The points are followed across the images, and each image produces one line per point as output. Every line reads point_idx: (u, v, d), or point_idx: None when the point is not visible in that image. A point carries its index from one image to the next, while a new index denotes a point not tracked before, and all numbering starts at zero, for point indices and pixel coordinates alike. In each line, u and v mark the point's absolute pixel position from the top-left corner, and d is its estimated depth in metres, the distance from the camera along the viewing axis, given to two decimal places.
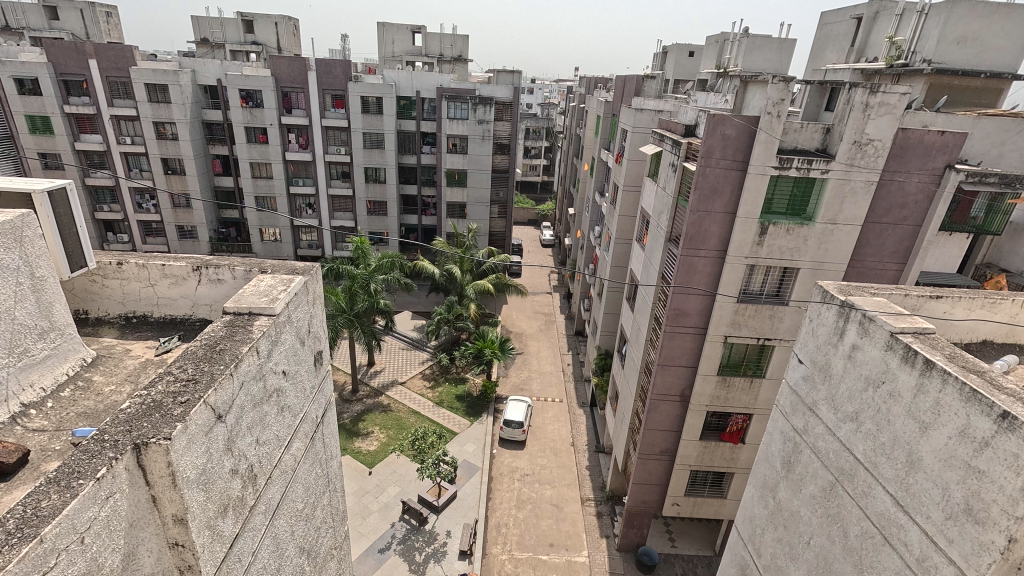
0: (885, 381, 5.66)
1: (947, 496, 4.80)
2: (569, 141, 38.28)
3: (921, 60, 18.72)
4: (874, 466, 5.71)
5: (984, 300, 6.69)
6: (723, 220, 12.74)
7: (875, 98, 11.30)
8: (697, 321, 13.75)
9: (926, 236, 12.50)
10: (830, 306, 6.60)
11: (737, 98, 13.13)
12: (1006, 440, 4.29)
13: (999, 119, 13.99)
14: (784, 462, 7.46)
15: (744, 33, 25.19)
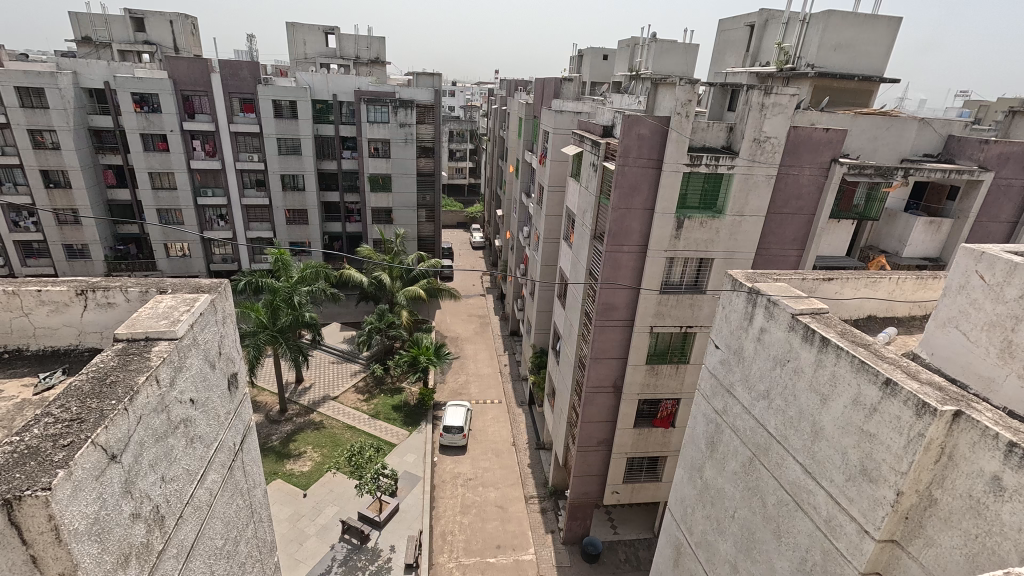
0: (789, 359, 6.13)
1: (846, 460, 5.28)
2: (493, 143, 38.51)
3: (805, 64, 20.60)
4: (785, 439, 6.18)
5: (867, 280, 7.45)
6: (643, 216, 13.31)
7: (770, 99, 12.29)
8: (625, 314, 14.27)
9: (819, 224, 13.78)
10: (740, 292, 7.07)
11: (649, 99, 13.74)
12: (890, 405, 4.79)
13: (872, 118, 15.73)
14: (708, 442, 7.90)
15: (652, 38, 26.51)
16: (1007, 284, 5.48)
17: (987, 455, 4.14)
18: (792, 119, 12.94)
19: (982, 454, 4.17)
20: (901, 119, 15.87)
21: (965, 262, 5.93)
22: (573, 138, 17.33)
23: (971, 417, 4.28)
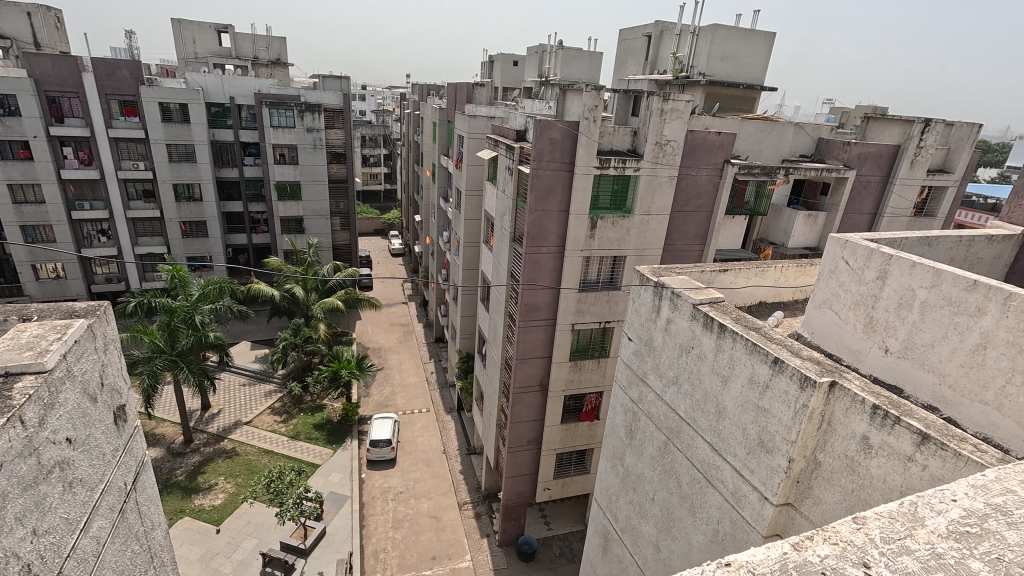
0: (693, 346, 6.59)
1: (746, 435, 5.76)
2: (407, 148, 37.89)
3: (697, 73, 22.28)
4: (695, 422, 6.63)
5: (757, 269, 8.20)
6: (559, 218, 13.70)
7: (667, 105, 13.20)
8: (546, 314, 14.60)
9: (717, 220, 14.97)
10: (648, 287, 7.49)
11: (558, 104, 14.20)
12: (778, 380, 5.30)
13: (756, 123, 17.37)
14: (627, 431, 8.29)
15: (559, 46, 27.39)
16: (867, 267, 6.29)
17: (857, 418, 4.71)
18: (689, 124, 13.97)
19: (854, 417, 4.73)
20: (779, 124, 17.68)
21: (833, 250, 6.73)
22: (487, 142, 17.47)
23: (843, 385, 4.84)
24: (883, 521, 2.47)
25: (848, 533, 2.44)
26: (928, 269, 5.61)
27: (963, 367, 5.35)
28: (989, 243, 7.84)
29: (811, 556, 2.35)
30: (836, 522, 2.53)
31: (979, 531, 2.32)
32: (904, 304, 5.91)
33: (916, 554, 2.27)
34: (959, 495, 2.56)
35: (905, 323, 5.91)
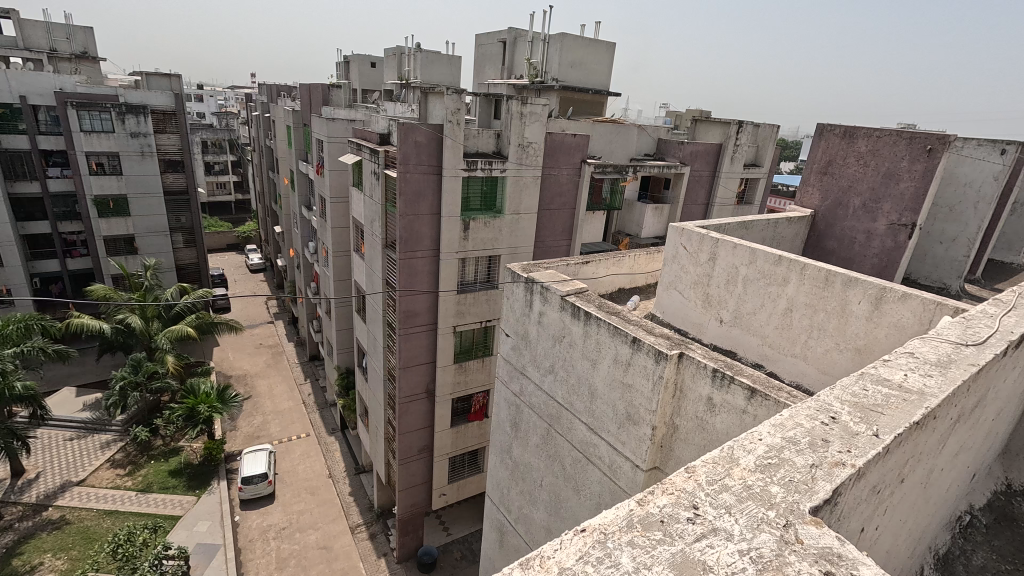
0: (565, 335, 6.99)
1: (616, 410, 6.27)
2: (258, 153, 34.76)
3: (551, 78, 23.78)
4: (572, 406, 7.04)
5: (615, 259, 8.95)
6: (430, 221, 13.58)
7: (526, 108, 13.80)
8: (426, 319, 14.39)
9: (579, 216, 16.09)
10: (519, 283, 7.73)
11: (421, 107, 14.08)
12: (638, 357, 5.85)
13: (606, 126, 18.95)
14: (512, 424, 8.51)
15: (417, 48, 27.09)
16: (701, 251, 7.22)
17: (703, 382, 5.37)
18: (546, 126, 14.74)
19: (700, 381, 5.40)
20: (625, 126, 19.46)
21: (674, 238, 7.60)
22: (349, 146, 16.68)
23: (689, 355, 5.50)
24: (709, 465, 2.11)
25: (682, 481, 2.05)
26: (746, 249, 6.62)
27: (777, 327, 6.43)
28: (790, 223, 9.49)
29: (652, 508, 1.94)
30: (669, 471, 2.13)
31: (779, 461, 2.10)
32: (732, 280, 6.87)
33: (734, 491, 1.99)
34: (760, 433, 2.28)
35: (733, 296, 6.89)
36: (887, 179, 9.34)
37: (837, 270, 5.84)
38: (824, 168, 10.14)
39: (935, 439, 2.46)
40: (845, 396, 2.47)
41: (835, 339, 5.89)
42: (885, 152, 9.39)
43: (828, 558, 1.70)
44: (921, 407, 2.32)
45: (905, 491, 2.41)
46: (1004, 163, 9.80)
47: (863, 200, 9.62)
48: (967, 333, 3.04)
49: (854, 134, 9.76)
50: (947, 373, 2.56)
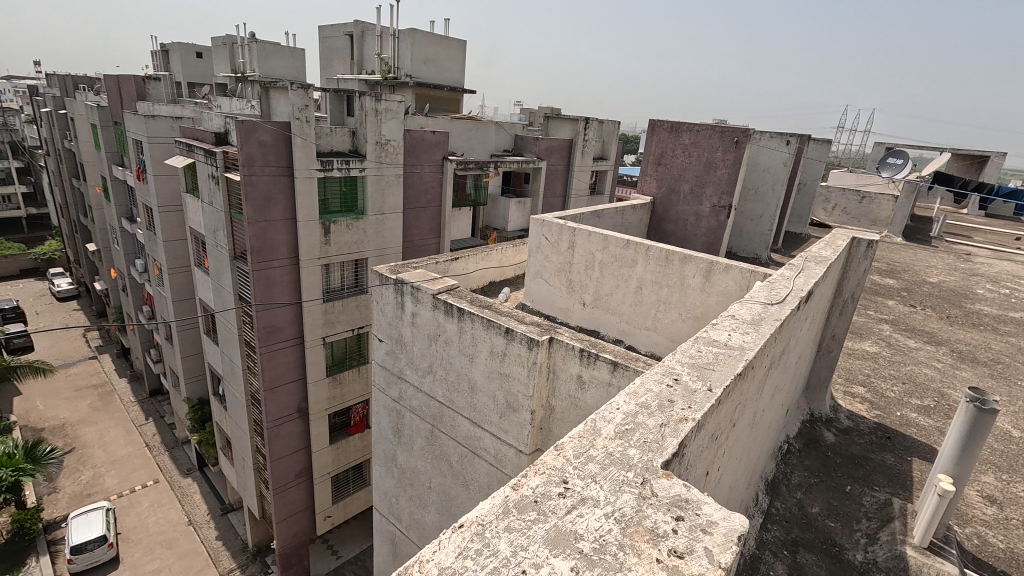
0: (440, 334, 6.92)
1: (496, 400, 6.41)
2: (55, 157, 28.85)
3: (403, 75, 23.40)
4: (453, 403, 7.04)
5: (482, 253, 9.10)
6: (286, 226, 12.51)
7: (381, 105, 13.36)
8: (291, 333, 13.28)
9: (446, 212, 16.12)
10: (388, 285, 7.44)
11: (262, 104, 12.84)
12: (512, 347, 6.02)
13: (464, 122, 19.13)
14: (394, 430, 8.25)
15: (252, 38, 24.58)
16: (560, 240, 7.66)
17: (573, 361, 5.72)
18: (404, 123, 14.45)
19: (570, 361, 5.75)
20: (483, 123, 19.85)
21: (536, 229, 7.96)
22: (177, 147, 14.63)
23: (559, 339, 5.81)
24: (575, 439, 1.81)
25: (551, 458, 1.73)
26: (600, 236, 7.19)
27: (632, 305, 7.10)
28: (634, 210, 10.50)
29: (527, 489, 1.59)
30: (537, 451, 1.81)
31: (643, 423, 1.88)
32: (590, 265, 7.41)
33: (605, 461, 1.72)
34: (616, 403, 2.06)
35: (593, 279, 7.44)
36: (708, 167, 10.80)
37: (675, 250, 6.63)
38: (658, 159, 11.40)
39: (754, 385, 2.78)
40: (686, 359, 2.47)
41: (678, 310, 6.69)
42: (704, 144, 10.84)
43: (678, 506, 1.51)
44: (743, 359, 2.46)
45: (736, 436, 2.70)
46: (790, 151, 11.92)
47: (690, 186, 11.00)
48: (772, 294, 3.63)
49: (679, 128, 11.13)
50: (759, 328, 2.93)
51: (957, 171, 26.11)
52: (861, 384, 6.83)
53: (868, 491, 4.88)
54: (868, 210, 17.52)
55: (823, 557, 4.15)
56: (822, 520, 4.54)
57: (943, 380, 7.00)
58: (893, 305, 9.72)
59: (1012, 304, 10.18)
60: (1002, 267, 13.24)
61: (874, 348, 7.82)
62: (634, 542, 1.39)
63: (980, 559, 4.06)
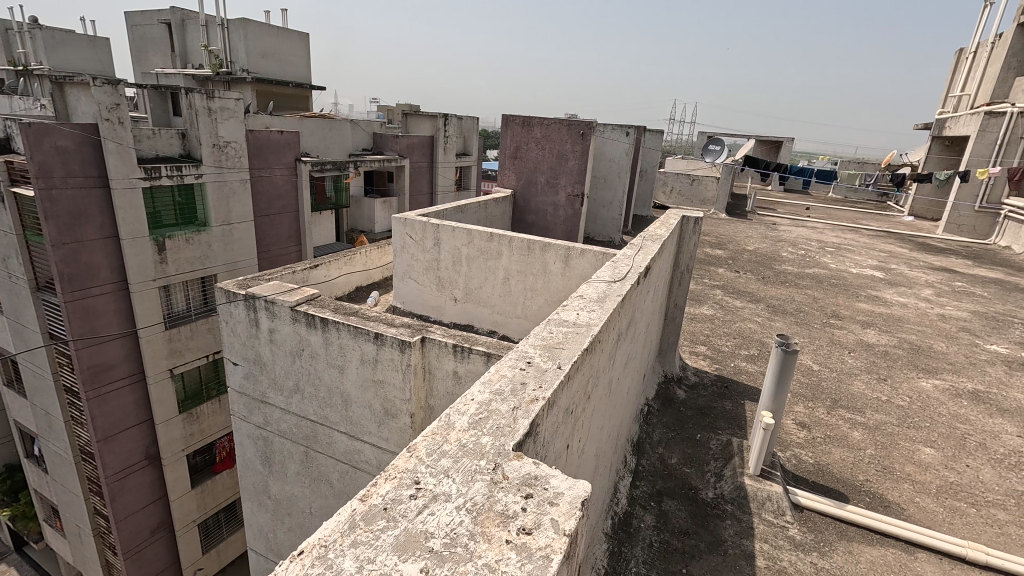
0: (304, 349, 6.36)
1: (372, 409, 6.14)
2: None
3: (239, 69, 21.54)
4: (327, 419, 6.59)
5: (345, 258, 8.60)
6: (105, 246, 10.63)
7: (214, 103, 12.17)
8: (127, 369, 11.38)
9: (304, 217, 15.48)
10: (237, 302, 6.63)
11: (58, 103, 10.80)
12: (384, 352, 5.78)
13: (316, 121, 18.16)
14: (262, 459, 7.47)
15: (35, 24, 20.48)
16: (425, 238, 7.55)
17: (447, 358, 5.69)
18: (247, 123, 13.45)
19: (445, 358, 5.70)
20: (337, 121, 19.08)
21: (398, 229, 7.75)
22: None
23: (431, 338, 5.70)
24: (428, 438, 1.77)
25: (403, 460, 1.66)
26: (464, 231, 7.21)
27: (501, 296, 7.28)
28: (497, 203, 10.72)
29: (375, 498, 1.50)
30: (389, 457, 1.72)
31: (503, 409, 1.91)
32: (457, 261, 7.42)
33: (465, 454, 1.70)
34: (472, 393, 2.07)
35: (461, 275, 7.47)
36: (560, 159, 11.43)
37: (536, 240, 6.91)
38: (514, 152, 11.78)
39: (603, 358, 2.97)
40: (538, 342, 2.57)
41: (543, 295, 7.01)
42: (555, 137, 11.42)
43: (528, 484, 1.55)
44: (589, 335, 2.61)
45: (593, 407, 2.88)
46: (630, 142, 13.11)
47: (546, 177, 11.57)
48: (615, 272, 3.96)
49: (531, 122, 11.55)
50: (603, 305, 3.14)
51: (760, 155, 31.04)
52: (703, 343, 7.81)
53: (714, 435, 5.59)
54: (698, 191, 19.99)
55: (683, 502, 4.65)
56: (680, 469, 5.10)
57: (763, 331, 8.29)
58: (723, 273, 11.24)
59: (807, 262, 12.37)
60: (798, 233, 16.03)
61: (710, 311, 8.98)
62: (484, 529, 1.38)
63: (798, 475, 4.91)
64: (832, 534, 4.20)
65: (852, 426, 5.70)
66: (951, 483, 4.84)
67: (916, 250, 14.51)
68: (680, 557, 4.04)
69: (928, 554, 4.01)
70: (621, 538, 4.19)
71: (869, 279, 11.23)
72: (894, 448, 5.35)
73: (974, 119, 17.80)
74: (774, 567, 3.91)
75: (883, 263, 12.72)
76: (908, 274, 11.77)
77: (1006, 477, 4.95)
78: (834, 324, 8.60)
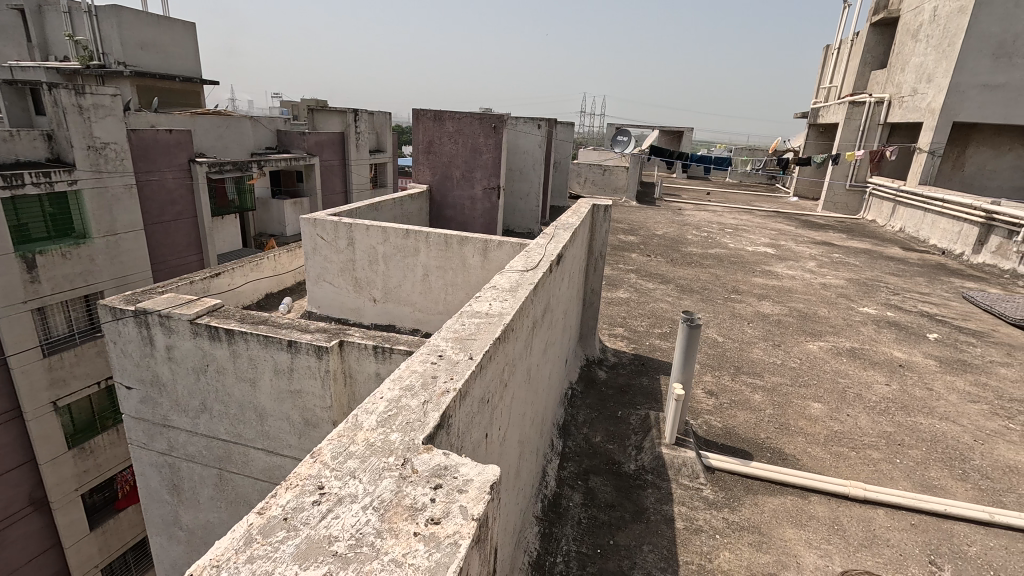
0: (208, 364, 5.87)
1: (291, 421, 5.81)
2: None
3: (113, 62, 19.40)
4: (240, 436, 6.15)
5: (250, 264, 8.06)
6: None
7: (85, 100, 11.03)
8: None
9: (204, 223, 14.46)
10: (125, 319, 5.99)
11: None
12: (299, 360, 5.48)
13: (210, 118, 16.76)
14: (168, 488, 6.81)
15: None
16: (338, 239, 7.24)
17: (368, 361, 5.51)
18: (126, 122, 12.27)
19: (365, 361, 5.51)
20: (234, 118, 17.81)
21: (308, 230, 7.37)
22: None
23: (349, 341, 5.49)
24: (334, 440, 1.72)
25: (306, 467, 1.60)
26: (378, 229, 7.00)
27: (421, 293, 7.17)
28: (414, 199, 10.51)
29: (275, 509, 1.43)
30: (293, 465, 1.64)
31: (416, 403, 1.89)
32: (374, 260, 7.20)
33: (378, 454, 1.66)
34: (381, 392, 2.04)
35: (378, 274, 7.27)
36: (474, 152, 11.41)
37: (452, 234, 6.87)
38: (428, 147, 11.58)
39: (518, 346, 3.03)
40: (450, 334, 2.57)
41: (464, 290, 6.99)
42: (467, 131, 11.38)
43: (438, 474, 1.55)
44: (501, 324, 2.64)
45: (511, 394, 2.92)
46: (541, 134, 13.37)
47: (461, 171, 11.54)
48: (528, 261, 4.03)
49: (442, 117, 11.39)
50: (516, 294, 3.19)
51: (664, 145, 32.92)
52: (620, 325, 8.19)
53: (633, 410, 5.89)
54: (610, 180, 20.81)
55: (609, 477, 4.86)
56: (604, 446, 5.32)
57: (673, 310, 8.84)
58: (636, 257, 11.82)
59: (710, 243, 13.32)
60: (701, 216, 17.20)
61: (626, 295, 9.43)
62: (392, 524, 1.37)
63: (709, 439, 5.30)
64: (739, 490, 4.59)
65: (753, 390, 6.26)
66: (835, 432, 5.46)
67: (801, 226, 16.11)
68: (608, 529, 4.22)
69: (819, 497, 4.50)
70: (551, 519, 4.31)
71: (763, 255, 12.32)
72: (789, 406, 5.94)
73: (841, 107, 19.98)
74: (692, 527, 4.21)
75: (774, 240, 13.99)
76: (794, 249, 13.04)
77: (878, 421, 5.67)
78: (735, 299, 9.36)
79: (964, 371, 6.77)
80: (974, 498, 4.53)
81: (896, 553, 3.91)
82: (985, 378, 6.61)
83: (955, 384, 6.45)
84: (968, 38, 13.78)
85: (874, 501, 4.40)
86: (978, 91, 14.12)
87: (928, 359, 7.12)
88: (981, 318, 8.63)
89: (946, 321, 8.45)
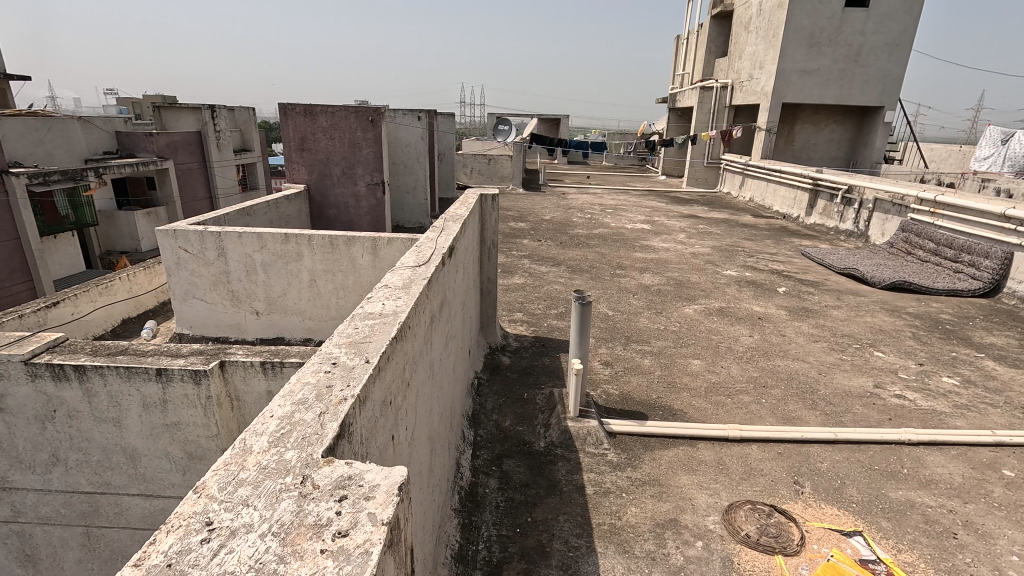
0: (56, 409, 5.01)
1: (170, 458, 5.20)
2: None
3: None
4: (109, 484, 5.37)
5: (98, 288, 6.99)
6: None
7: None
8: None
9: (30, 245, 12.35)
10: None
11: None
12: (173, 389, 4.89)
13: (23, 119, 14.13)
14: (17, 563, 5.71)
15: None
16: (205, 250, 6.53)
17: (256, 379, 5.07)
18: None
19: (252, 380, 5.07)
20: (56, 119, 15.21)
21: (165, 242, 6.52)
22: None
23: (232, 361, 5.01)
24: (219, 472, 1.57)
25: (190, 504, 1.45)
26: (252, 236, 6.42)
27: (310, 300, 6.77)
28: (291, 201, 9.76)
29: (156, 556, 1.28)
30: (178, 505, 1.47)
31: (311, 415, 1.80)
32: (251, 270, 6.61)
33: (275, 479, 1.54)
34: (271, 410, 1.90)
35: (258, 284, 6.69)
36: (353, 148, 10.91)
37: (337, 234, 6.50)
38: (300, 143, 10.73)
39: (418, 343, 2.99)
40: (343, 340, 2.45)
41: (357, 291, 6.67)
42: (342, 125, 10.84)
43: (342, 486, 1.49)
44: (397, 323, 2.58)
45: (416, 393, 2.89)
46: (422, 127, 13.15)
47: (341, 168, 10.98)
48: (420, 256, 3.98)
49: (313, 111, 10.63)
50: (409, 291, 3.13)
51: (543, 133, 34.11)
52: (519, 310, 8.40)
53: (538, 390, 6.12)
54: (494, 168, 21.05)
55: (520, 458, 5.00)
56: (514, 429, 5.46)
57: (566, 290, 9.26)
58: (527, 243, 12.15)
59: (593, 224, 14.09)
60: (583, 199, 18.09)
61: (522, 280, 9.68)
62: (295, 546, 1.30)
63: (609, 406, 5.68)
64: (639, 449, 4.99)
65: (643, 355, 6.80)
66: (713, 383, 6.13)
67: (670, 202, 17.63)
68: (525, 508, 4.36)
69: (706, 443, 5.04)
70: (469, 509, 4.34)
71: (640, 231, 13.33)
72: (674, 365, 6.56)
73: (694, 93, 22.12)
74: (601, 490, 4.50)
75: (648, 217, 15.16)
76: (667, 224, 14.26)
77: (746, 368, 6.48)
78: (620, 274, 10.04)
79: (807, 316, 7.94)
80: (822, 422, 5.36)
81: (769, 480, 4.52)
82: (822, 320, 7.82)
83: (801, 328, 7.55)
84: (787, 30, 15.96)
85: (749, 438, 5.04)
86: (798, 76, 16.41)
87: (779, 310, 8.24)
88: (817, 270, 10.12)
89: (791, 275, 9.82)
